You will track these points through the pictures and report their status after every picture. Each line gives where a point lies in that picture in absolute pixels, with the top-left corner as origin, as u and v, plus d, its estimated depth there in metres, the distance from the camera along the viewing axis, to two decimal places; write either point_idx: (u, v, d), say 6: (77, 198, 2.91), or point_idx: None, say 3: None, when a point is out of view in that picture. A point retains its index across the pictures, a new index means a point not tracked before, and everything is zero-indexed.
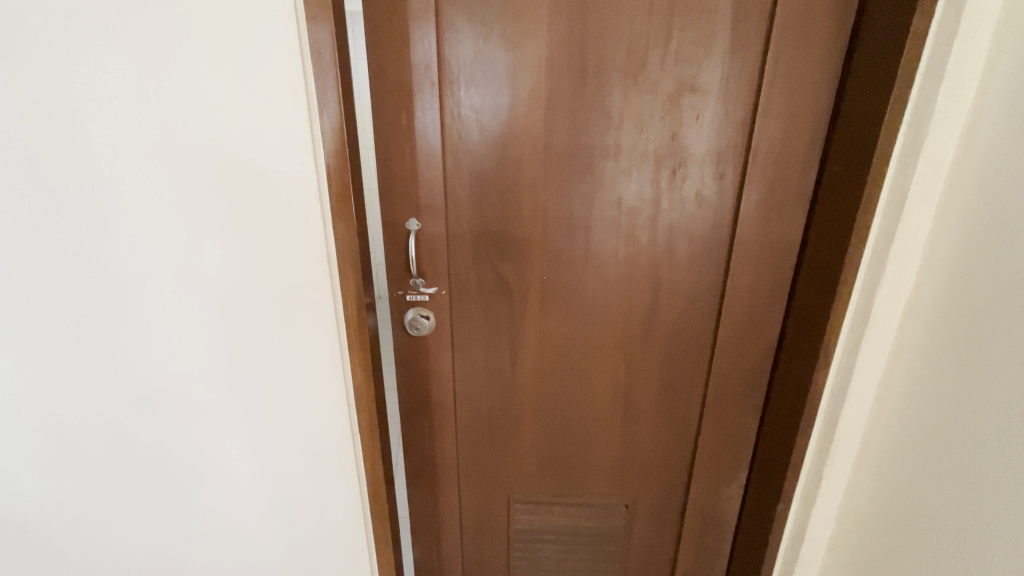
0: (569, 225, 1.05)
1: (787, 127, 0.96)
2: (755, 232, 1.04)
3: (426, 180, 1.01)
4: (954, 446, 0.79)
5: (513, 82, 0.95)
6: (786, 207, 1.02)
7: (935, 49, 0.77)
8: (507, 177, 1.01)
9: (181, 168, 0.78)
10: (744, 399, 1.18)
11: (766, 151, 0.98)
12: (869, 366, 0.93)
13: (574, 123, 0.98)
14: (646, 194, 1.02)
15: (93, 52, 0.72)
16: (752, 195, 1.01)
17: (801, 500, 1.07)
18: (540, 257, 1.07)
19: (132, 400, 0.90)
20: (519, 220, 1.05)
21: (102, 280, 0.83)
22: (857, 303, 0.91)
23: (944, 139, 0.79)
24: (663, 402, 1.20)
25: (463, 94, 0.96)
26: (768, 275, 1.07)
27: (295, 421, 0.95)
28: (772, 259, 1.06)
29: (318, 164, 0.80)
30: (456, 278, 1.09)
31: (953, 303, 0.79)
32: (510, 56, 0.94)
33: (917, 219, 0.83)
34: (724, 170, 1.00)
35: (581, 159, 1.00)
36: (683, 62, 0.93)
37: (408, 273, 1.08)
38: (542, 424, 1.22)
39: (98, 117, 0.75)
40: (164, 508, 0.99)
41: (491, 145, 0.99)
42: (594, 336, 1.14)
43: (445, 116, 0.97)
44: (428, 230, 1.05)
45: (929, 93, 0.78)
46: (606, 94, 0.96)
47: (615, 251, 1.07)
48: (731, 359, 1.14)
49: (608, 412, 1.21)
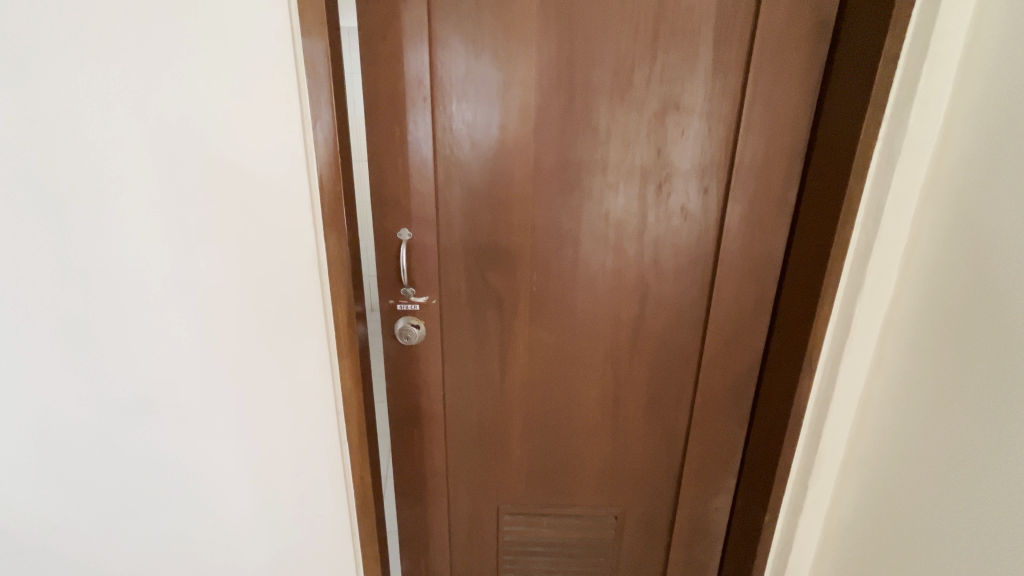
0: (558, 236, 1.07)
1: (768, 143, 0.99)
2: (739, 245, 1.06)
3: (417, 192, 1.03)
4: (935, 454, 0.81)
5: (504, 99, 0.98)
6: (769, 220, 1.04)
7: (906, 70, 0.80)
8: (498, 190, 1.04)
9: (178, 177, 0.80)
10: (731, 409, 1.19)
11: (749, 166, 1.01)
12: (850, 376, 0.95)
13: (561, 138, 1.00)
14: (634, 208, 1.05)
15: (97, 63, 0.74)
16: (737, 209, 1.03)
17: (788, 510, 1.08)
18: (530, 268, 1.09)
19: (122, 405, 0.91)
20: (508, 231, 1.07)
21: (98, 286, 0.84)
22: (838, 314, 0.93)
23: (917, 156, 0.82)
24: (651, 413, 1.21)
25: (456, 109, 0.99)
26: (753, 287, 1.09)
27: (284, 428, 0.95)
28: (757, 271, 1.08)
29: (310, 174, 0.81)
30: (446, 288, 1.10)
31: (928, 315, 0.82)
32: (501, 73, 0.97)
33: (892, 234, 0.86)
34: (708, 184, 1.03)
35: (570, 174, 1.03)
36: (668, 81, 0.96)
37: (399, 282, 1.09)
38: (532, 434, 1.23)
39: (99, 125, 0.76)
40: (149, 515, 0.98)
41: (482, 159, 1.02)
42: (582, 345, 1.15)
43: (437, 129, 1.00)
44: (419, 239, 1.06)
45: (902, 112, 0.81)
46: (594, 111, 0.98)
47: (603, 263, 1.09)
48: (718, 369, 1.16)
49: (597, 422, 1.22)
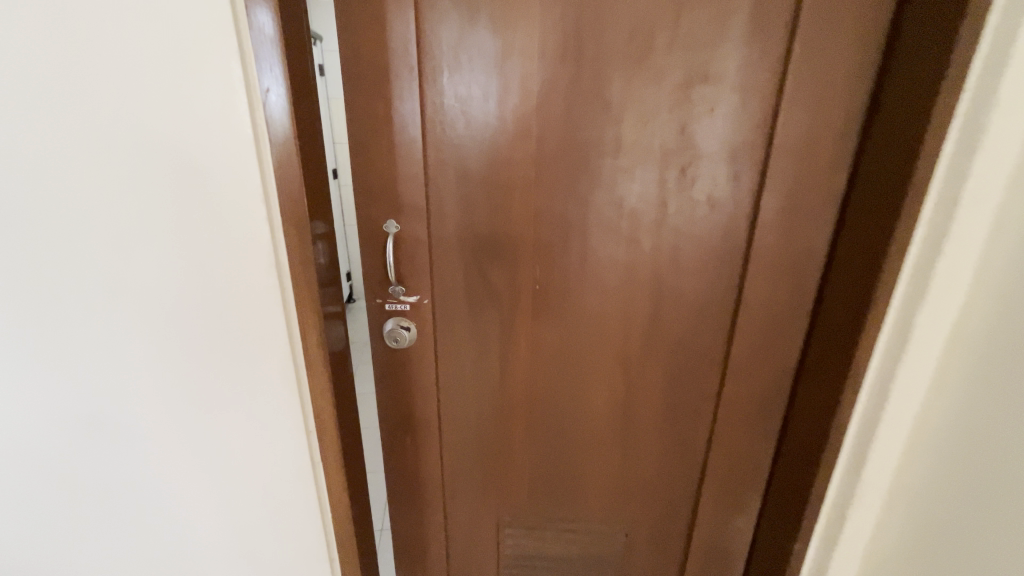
0: (564, 228, 0.94)
1: (813, 121, 0.84)
2: (774, 241, 0.92)
3: (405, 178, 0.91)
4: (992, 499, 0.67)
5: (503, 71, 0.85)
6: (811, 213, 0.89)
7: (1002, 23, 0.63)
8: (496, 176, 0.91)
9: (116, 167, 0.70)
10: (758, 423, 1.06)
11: (789, 148, 0.86)
12: (904, 395, 0.80)
13: (565, 118, 0.87)
14: (653, 197, 0.91)
15: (19, 34, 0.63)
16: (773, 199, 0.89)
17: (823, 538, 0.96)
18: (532, 263, 0.97)
19: (74, 418, 0.83)
20: (509, 223, 0.95)
21: (39, 288, 0.75)
22: (895, 321, 0.79)
23: (1009, 133, 0.65)
24: (666, 425, 1.09)
25: (446, 83, 0.86)
26: (790, 289, 0.95)
27: (250, 444, 0.86)
28: (795, 271, 0.93)
29: (263, 163, 0.71)
30: (438, 284, 0.99)
31: (1001, 331, 0.66)
32: (498, 40, 0.83)
33: (968, 229, 0.70)
34: (740, 170, 0.88)
35: (577, 160, 0.90)
36: (695, 47, 0.81)
37: (387, 279, 0.98)
38: (535, 443, 1.13)
39: (29, 109, 0.66)
40: (112, 532, 0.91)
41: (478, 140, 0.89)
42: (591, 350, 1.03)
43: (426, 106, 0.88)
44: (408, 232, 0.95)
45: (991, 78, 0.65)
46: (606, 87, 0.85)
47: (615, 259, 0.96)
48: (744, 379, 1.03)
49: (605, 433, 1.11)
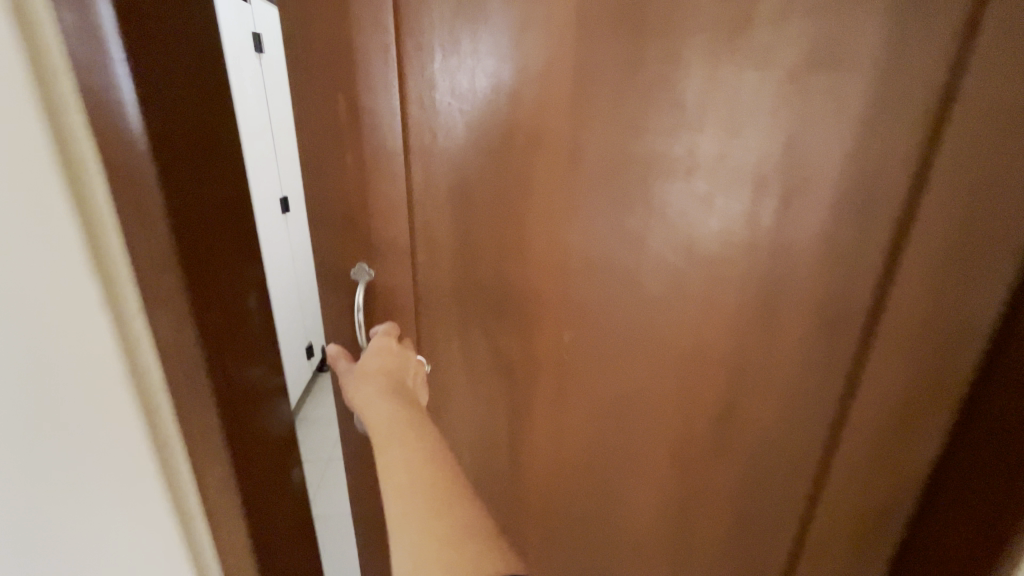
0: (606, 280, 0.67)
1: (1005, 131, 0.54)
2: (916, 304, 0.63)
3: (381, 207, 0.65)
4: None
5: (520, 54, 0.57)
6: (978, 266, 0.60)
7: None
8: (510, 206, 0.65)
9: None
10: (859, 534, 0.79)
11: (957, 172, 0.56)
12: None
13: (617, 125, 0.59)
14: (742, 240, 0.62)
15: None
16: (922, 247, 0.60)
17: None
18: (558, 325, 0.71)
19: None
20: (528, 270, 0.68)
21: None
22: None
23: None
24: (733, 534, 0.82)
25: (439, 71, 0.59)
26: (930, 369, 0.66)
27: None
28: (943, 345, 0.65)
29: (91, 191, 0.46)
30: (430, 346, 0.74)
31: None
32: (515, 7, 0.55)
33: None
34: (876, 204, 0.59)
35: (628, 186, 0.62)
36: (824, 16, 0.51)
37: (358, 344, 0.72)
38: (557, 543, 0.87)
39: None
40: None
41: (485, 153, 0.63)
42: (635, 439, 0.77)
43: (411, 105, 0.61)
44: (387, 280, 0.69)
45: None
46: (683, 78, 0.56)
47: (676, 323, 0.68)
48: (850, 485, 0.75)
49: (649, 538, 0.84)
